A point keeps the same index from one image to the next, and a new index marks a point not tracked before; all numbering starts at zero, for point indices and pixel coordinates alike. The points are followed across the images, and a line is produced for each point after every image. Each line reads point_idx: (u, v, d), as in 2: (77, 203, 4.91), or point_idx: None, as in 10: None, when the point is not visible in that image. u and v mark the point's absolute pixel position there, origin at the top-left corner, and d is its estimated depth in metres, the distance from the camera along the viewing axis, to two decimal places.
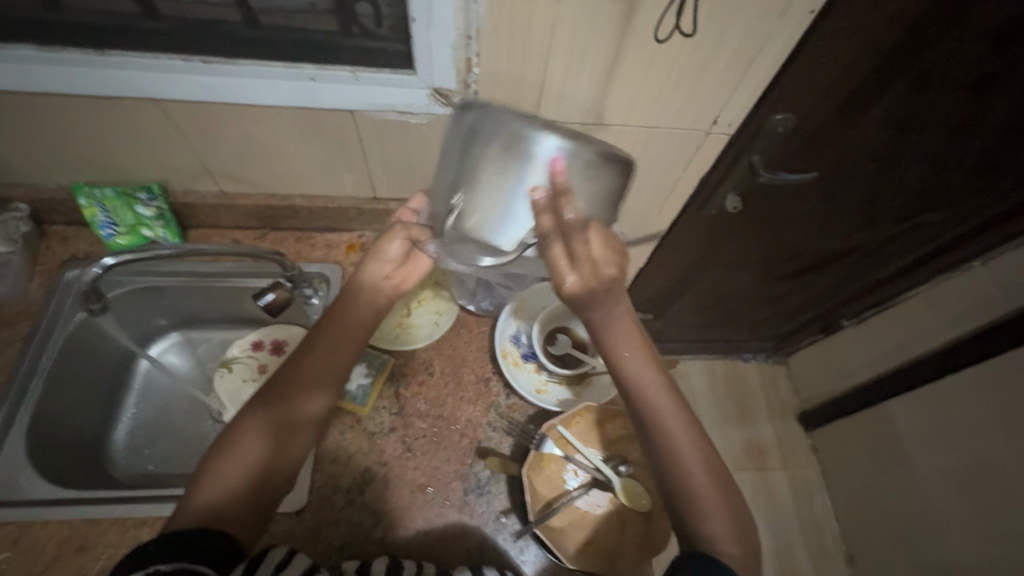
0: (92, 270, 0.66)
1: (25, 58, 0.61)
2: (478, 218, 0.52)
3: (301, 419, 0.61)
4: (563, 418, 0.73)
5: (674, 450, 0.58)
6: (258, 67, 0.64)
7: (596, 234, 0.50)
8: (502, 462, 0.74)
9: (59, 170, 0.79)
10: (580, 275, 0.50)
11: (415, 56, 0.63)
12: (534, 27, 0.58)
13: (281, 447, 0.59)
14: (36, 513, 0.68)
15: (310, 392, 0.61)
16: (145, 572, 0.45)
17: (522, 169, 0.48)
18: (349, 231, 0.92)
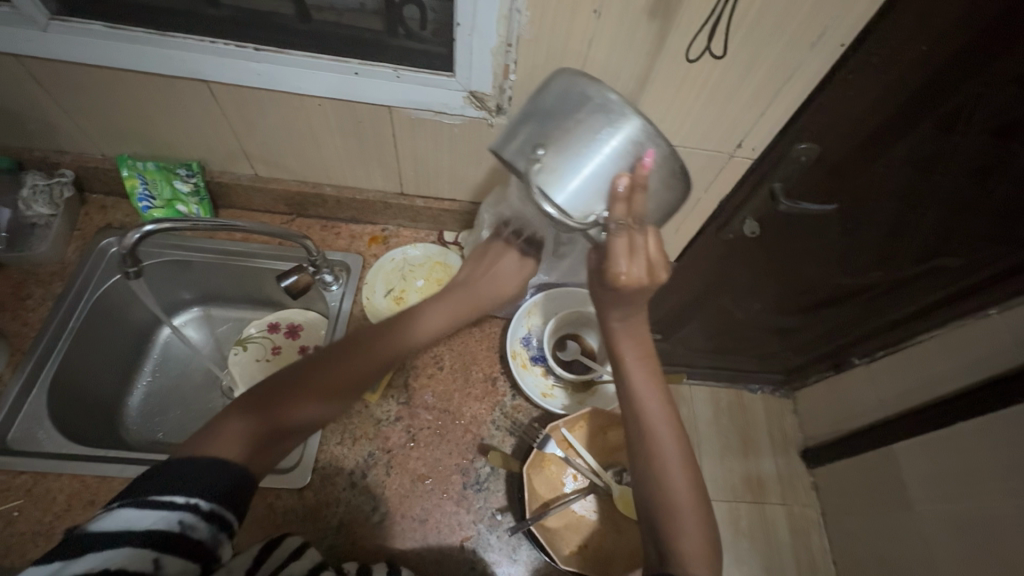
0: (133, 235, 0.67)
1: (90, 32, 0.64)
2: (555, 177, 0.48)
3: (298, 419, 0.58)
4: (567, 421, 0.72)
5: (657, 451, 0.59)
6: (306, 58, 0.66)
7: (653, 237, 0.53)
8: (503, 456, 0.75)
9: (106, 141, 0.83)
10: (633, 275, 0.53)
11: (456, 59, 0.65)
12: (572, 40, 0.60)
13: (263, 452, 0.54)
14: (49, 465, 0.70)
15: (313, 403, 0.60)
16: (187, 501, 0.46)
17: (617, 145, 0.48)
18: (373, 223, 0.95)
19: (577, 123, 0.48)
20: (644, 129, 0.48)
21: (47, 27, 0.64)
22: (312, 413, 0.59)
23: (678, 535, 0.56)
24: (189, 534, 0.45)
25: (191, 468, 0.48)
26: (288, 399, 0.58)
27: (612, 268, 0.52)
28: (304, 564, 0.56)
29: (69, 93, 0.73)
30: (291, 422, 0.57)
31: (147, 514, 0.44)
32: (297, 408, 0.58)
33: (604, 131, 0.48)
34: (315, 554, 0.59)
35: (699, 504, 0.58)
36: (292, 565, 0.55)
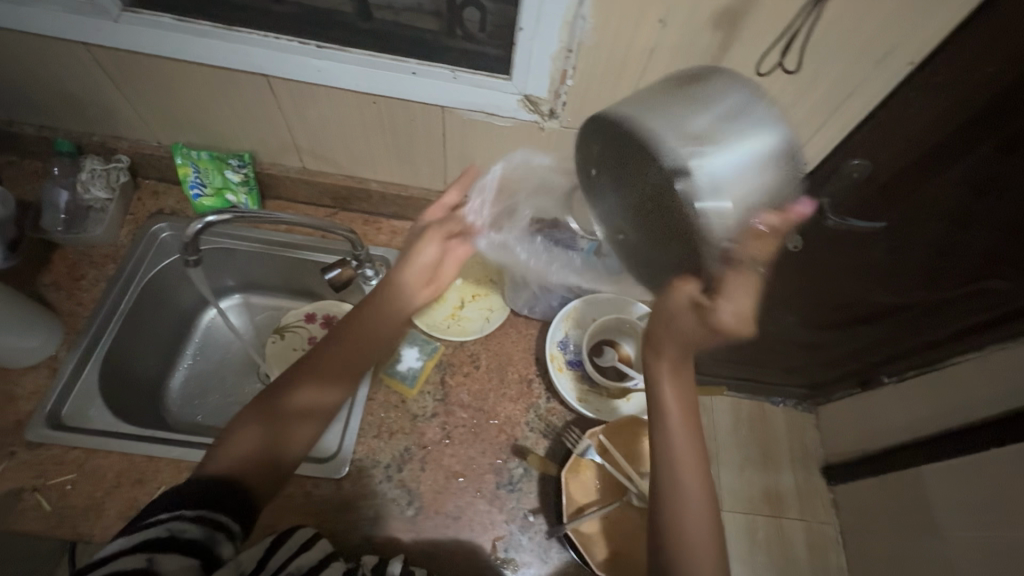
0: (195, 224, 0.69)
1: (160, 24, 0.66)
2: (706, 171, 0.47)
3: (292, 425, 0.62)
4: (606, 427, 0.73)
5: (677, 464, 0.61)
6: (366, 56, 0.67)
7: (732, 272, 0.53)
8: (542, 460, 0.77)
9: (163, 129, 0.85)
10: (713, 321, 0.57)
11: (514, 63, 0.65)
12: (634, 48, 0.60)
13: (276, 437, 0.60)
14: (98, 442, 0.72)
15: (301, 415, 0.62)
16: (169, 514, 0.49)
17: (766, 155, 0.49)
18: (414, 220, 0.96)
19: (735, 126, 0.48)
20: (790, 150, 0.49)
21: (119, 18, 0.66)
22: (311, 393, 0.63)
23: (686, 559, 0.57)
24: (180, 535, 0.47)
25: (174, 492, 0.51)
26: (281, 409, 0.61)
27: (713, 312, 0.55)
28: (313, 555, 0.58)
29: (133, 81, 0.75)
30: (280, 433, 0.60)
31: (134, 534, 0.47)
32: (285, 424, 0.61)
33: (757, 140, 0.49)
34: (325, 545, 0.60)
35: (711, 533, 0.59)
36: (303, 555, 0.58)
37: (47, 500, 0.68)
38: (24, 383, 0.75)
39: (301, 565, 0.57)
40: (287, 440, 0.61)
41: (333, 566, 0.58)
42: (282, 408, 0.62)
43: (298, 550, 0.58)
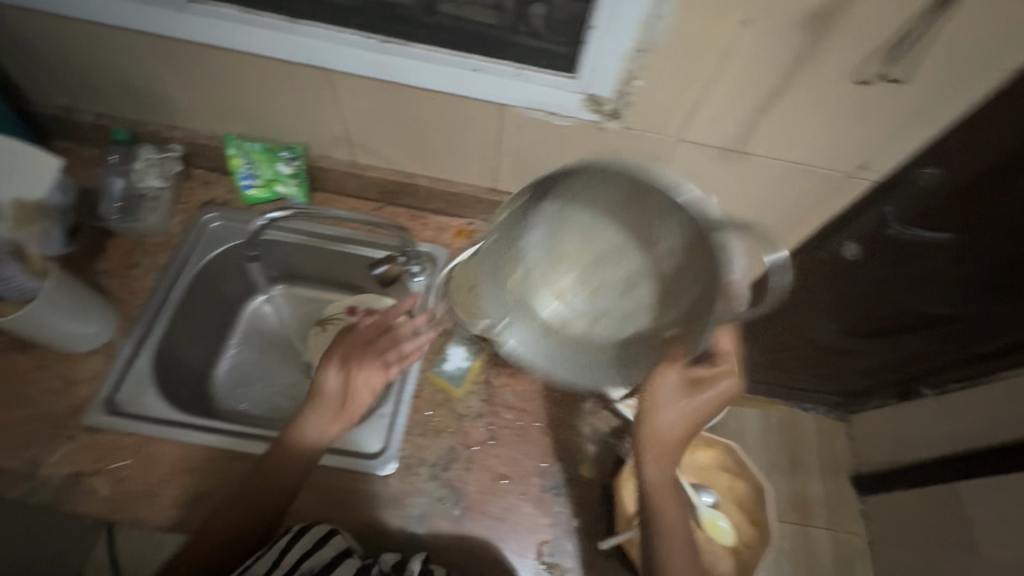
0: (259, 219, 0.81)
1: (224, 15, 0.66)
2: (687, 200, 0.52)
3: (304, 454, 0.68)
4: None
5: (663, 531, 0.62)
6: (426, 51, 0.66)
7: (725, 336, 0.63)
8: (592, 466, 0.76)
9: (216, 119, 0.85)
10: (701, 406, 0.61)
11: (581, 60, 0.63)
12: (708, 50, 0.58)
13: (261, 481, 0.65)
14: (155, 429, 0.73)
15: (330, 419, 0.70)
16: None
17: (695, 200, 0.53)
18: (460, 217, 0.95)
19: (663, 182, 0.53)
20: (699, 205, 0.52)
21: (186, 8, 0.66)
22: (305, 433, 0.68)
23: None
24: None
25: None
26: (269, 462, 0.67)
27: (716, 386, 0.61)
28: (330, 551, 0.61)
29: (193, 71, 0.76)
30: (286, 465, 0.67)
31: None
32: (268, 480, 0.66)
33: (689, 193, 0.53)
34: (339, 541, 0.62)
35: None
36: (316, 554, 0.60)
37: (103, 484, 0.69)
38: (82, 368, 0.76)
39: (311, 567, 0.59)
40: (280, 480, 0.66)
41: (342, 566, 0.59)
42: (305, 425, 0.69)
43: (310, 550, 0.61)
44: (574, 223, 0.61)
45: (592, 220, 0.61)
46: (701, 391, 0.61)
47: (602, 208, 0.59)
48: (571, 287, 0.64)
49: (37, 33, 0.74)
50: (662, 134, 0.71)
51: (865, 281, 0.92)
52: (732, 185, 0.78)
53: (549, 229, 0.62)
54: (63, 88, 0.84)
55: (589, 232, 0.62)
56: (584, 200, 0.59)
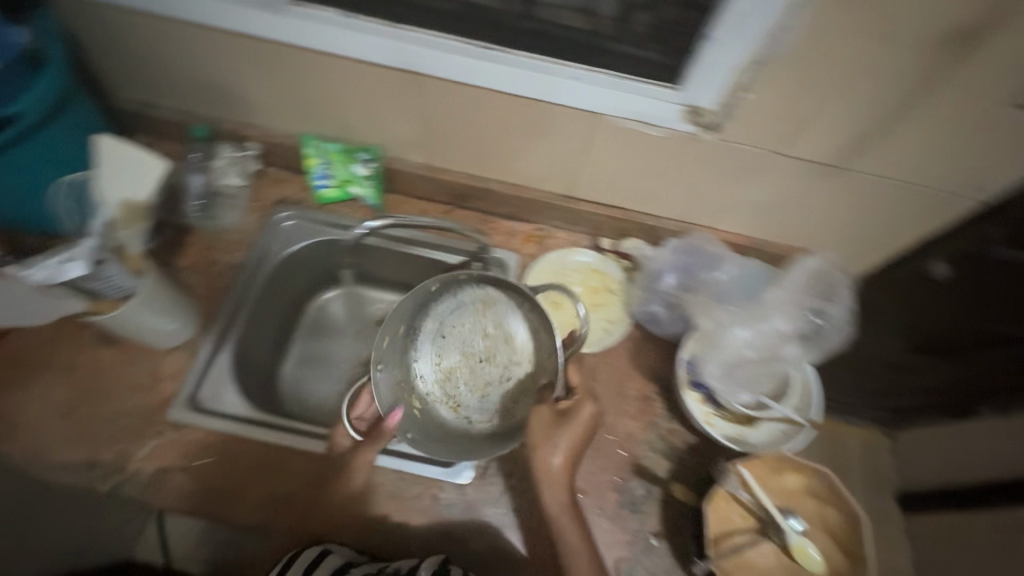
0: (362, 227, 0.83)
1: (322, 19, 0.65)
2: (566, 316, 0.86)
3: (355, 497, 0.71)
4: (744, 458, 0.67)
5: (568, 552, 0.65)
6: (528, 58, 0.65)
7: (575, 371, 0.77)
8: (686, 491, 0.74)
9: (295, 119, 0.85)
10: (570, 433, 0.68)
11: (688, 73, 0.62)
12: (830, 64, 0.57)
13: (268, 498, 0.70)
14: (236, 428, 0.75)
15: (366, 471, 0.69)
16: None
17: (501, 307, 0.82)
18: (530, 222, 0.93)
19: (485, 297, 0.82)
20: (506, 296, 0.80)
21: (284, 11, 0.65)
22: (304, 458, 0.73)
23: None
24: None
25: None
26: (328, 502, 0.71)
27: (578, 412, 0.70)
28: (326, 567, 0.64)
29: (279, 72, 0.76)
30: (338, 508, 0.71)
31: None
32: (328, 518, 0.71)
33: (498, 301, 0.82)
34: (337, 558, 0.66)
35: None
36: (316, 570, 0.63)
37: (191, 480, 0.71)
38: (167, 365, 0.78)
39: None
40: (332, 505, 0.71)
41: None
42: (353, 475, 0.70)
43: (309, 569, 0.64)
44: (460, 322, 0.83)
45: (476, 328, 0.83)
46: (565, 422, 0.69)
47: (476, 316, 0.83)
48: (433, 359, 0.82)
49: (128, 33, 0.75)
50: (760, 148, 0.69)
51: (936, 305, 0.79)
52: (820, 202, 0.76)
53: (444, 334, 0.83)
54: (144, 84, 0.85)
55: (473, 333, 0.83)
56: (461, 303, 0.83)
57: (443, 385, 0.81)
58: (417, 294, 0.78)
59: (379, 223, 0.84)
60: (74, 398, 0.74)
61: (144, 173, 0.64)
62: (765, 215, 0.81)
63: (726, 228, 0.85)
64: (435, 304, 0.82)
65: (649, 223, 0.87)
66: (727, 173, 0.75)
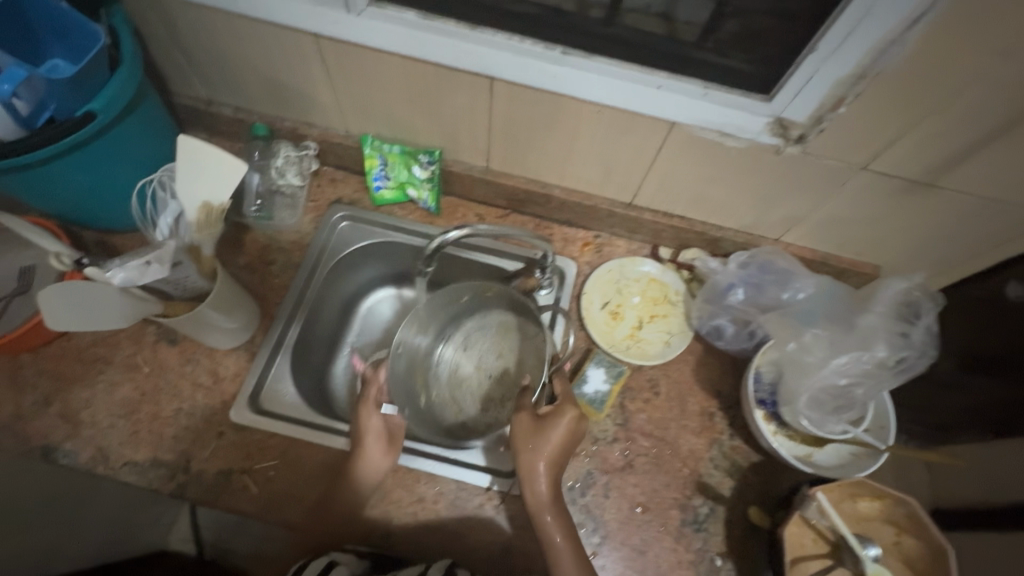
0: (451, 234, 0.63)
1: (403, 21, 0.65)
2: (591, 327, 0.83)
3: (376, 454, 0.69)
4: (824, 484, 0.65)
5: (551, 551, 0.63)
6: (612, 66, 0.64)
7: (559, 379, 0.70)
8: (760, 512, 0.70)
9: (358, 120, 0.84)
10: (553, 441, 0.65)
11: (784, 83, 0.61)
12: (939, 79, 0.54)
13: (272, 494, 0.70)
14: (283, 428, 0.74)
15: (373, 409, 0.70)
16: None
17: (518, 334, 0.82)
18: (587, 229, 0.92)
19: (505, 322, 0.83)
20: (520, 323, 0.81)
21: (362, 11, 0.65)
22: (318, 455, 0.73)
23: None
24: None
25: None
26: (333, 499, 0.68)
27: (556, 415, 0.66)
28: None
29: (346, 72, 0.75)
30: (362, 470, 0.67)
31: None
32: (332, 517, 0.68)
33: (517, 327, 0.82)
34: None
35: None
36: None
37: (254, 484, 0.71)
38: (228, 366, 0.78)
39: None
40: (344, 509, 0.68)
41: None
42: (366, 419, 0.69)
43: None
44: (481, 339, 0.85)
45: (493, 347, 0.85)
46: (546, 427, 0.65)
47: (496, 336, 0.85)
48: (451, 361, 0.85)
49: (195, 30, 0.74)
50: (842, 162, 0.66)
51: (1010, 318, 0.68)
52: (900, 220, 0.73)
53: (464, 346, 0.86)
54: (207, 81, 0.84)
55: (490, 351, 0.85)
56: (485, 324, 0.85)
57: (451, 387, 0.85)
58: (449, 297, 0.80)
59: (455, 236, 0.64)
60: (140, 395, 0.74)
61: (219, 180, 0.61)
62: (838, 230, 0.79)
63: (791, 242, 0.84)
64: (466, 317, 0.85)
65: (713, 234, 0.85)
66: (803, 188, 0.73)
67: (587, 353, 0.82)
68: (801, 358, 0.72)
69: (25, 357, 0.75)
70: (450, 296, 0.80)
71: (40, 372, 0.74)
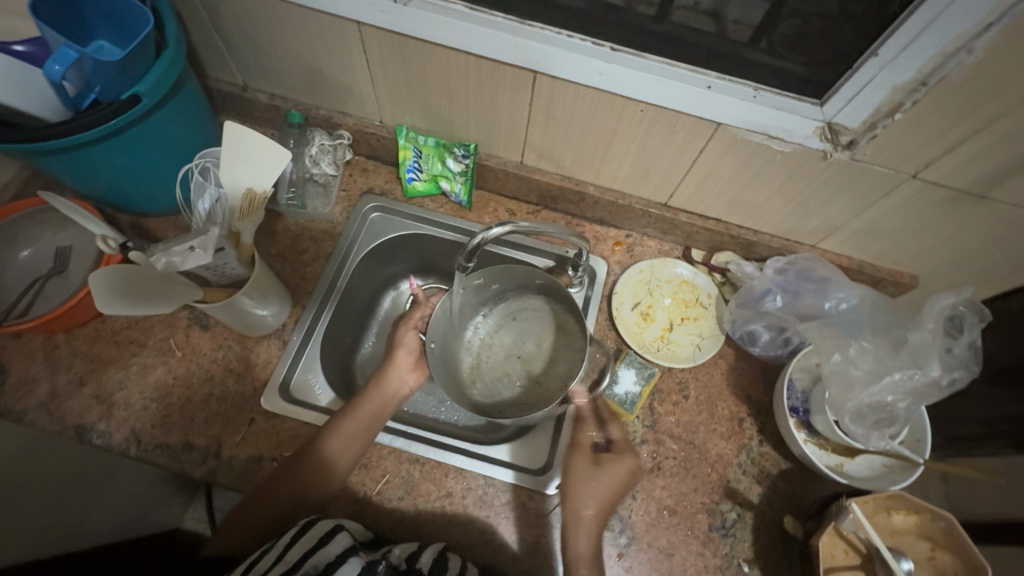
0: (497, 229, 0.63)
1: (450, 11, 0.64)
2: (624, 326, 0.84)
3: (404, 368, 0.78)
4: (861, 495, 0.64)
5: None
6: (662, 65, 0.63)
7: (618, 425, 0.73)
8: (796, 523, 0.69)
9: (394, 111, 0.84)
10: (608, 481, 0.68)
11: (839, 88, 0.59)
12: (1005, 90, 0.52)
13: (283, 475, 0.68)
14: (313, 417, 0.74)
15: (411, 328, 0.79)
16: None
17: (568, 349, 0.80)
18: (619, 228, 0.91)
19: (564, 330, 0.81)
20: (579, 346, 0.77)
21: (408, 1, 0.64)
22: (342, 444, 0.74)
23: None
24: None
25: None
26: (319, 454, 0.67)
27: (616, 457, 0.70)
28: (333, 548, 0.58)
29: (388, 62, 0.74)
30: (391, 379, 0.75)
31: None
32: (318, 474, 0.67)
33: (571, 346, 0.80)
34: (345, 538, 0.60)
35: None
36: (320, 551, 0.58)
37: None
38: (259, 353, 0.78)
39: (315, 564, 0.56)
40: (335, 479, 0.67)
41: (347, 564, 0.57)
42: (403, 335, 0.78)
43: (316, 545, 0.58)
44: (530, 322, 0.84)
45: (535, 336, 0.84)
46: (603, 468, 0.69)
47: (544, 327, 0.83)
48: (492, 325, 0.86)
49: (237, 16, 0.74)
50: (892, 169, 0.65)
51: None
52: (946, 234, 0.71)
53: (514, 320, 0.86)
54: (243, 66, 0.84)
55: (529, 339, 0.85)
56: (542, 311, 0.83)
57: (481, 347, 0.86)
58: (527, 274, 0.78)
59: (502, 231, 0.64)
60: (172, 378, 0.75)
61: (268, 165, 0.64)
62: (879, 240, 0.77)
63: (829, 248, 0.82)
64: (531, 295, 0.82)
65: (748, 238, 0.84)
66: (846, 195, 0.71)
67: (618, 354, 0.82)
68: (846, 371, 0.68)
69: (59, 337, 0.75)
70: (524, 273, 0.78)
71: (75, 353, 0.75)
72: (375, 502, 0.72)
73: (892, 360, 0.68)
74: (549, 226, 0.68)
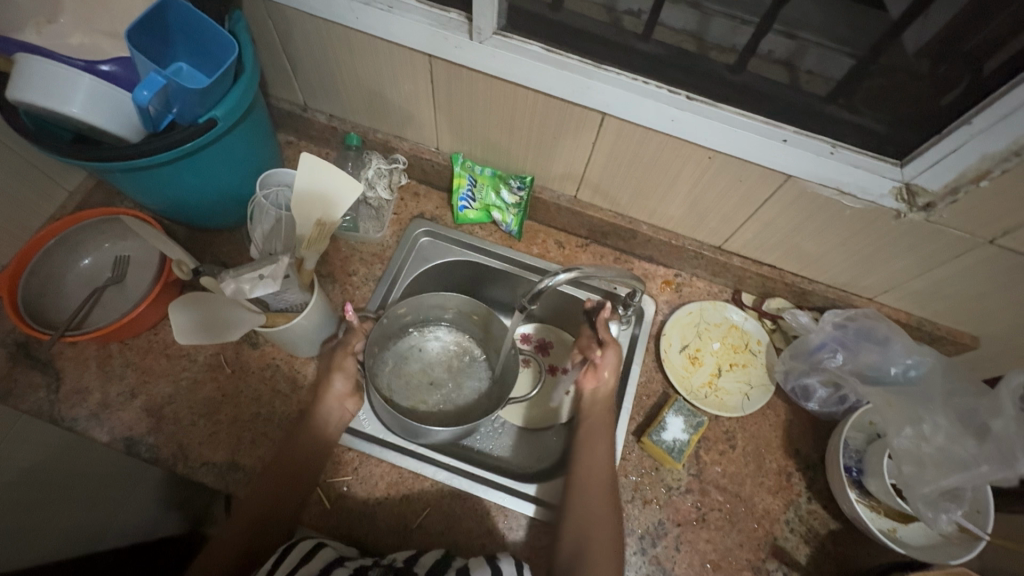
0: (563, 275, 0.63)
1: (527, 52, 0.64)
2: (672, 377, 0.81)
3: (341, 395, 0.73)
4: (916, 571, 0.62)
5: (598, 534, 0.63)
6: (737, 115, 0.62)
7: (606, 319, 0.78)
8: None
9: (451, 139, 0.84)
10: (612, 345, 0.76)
11: (923, 151, 0.58)
12: None
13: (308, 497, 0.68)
14: (368, 448, 0.74)
15: (348, 353, 0.73)
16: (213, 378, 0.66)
17: (474, 368, 0.87)
18: (668, 267, 0.90)
19: (468, 353, 0.88)
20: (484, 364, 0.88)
21: (485, 40, 0.64)
22: (388, 471, 0.74)
23: None
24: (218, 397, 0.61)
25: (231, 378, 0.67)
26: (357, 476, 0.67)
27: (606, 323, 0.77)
28: (316, 564, 0.59)
29: (453, 94, 0.75)
30: (330, 407, 0.71)
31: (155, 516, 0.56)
32: (295, 473, 0.67)
33: (473, 365, 0.88)
34: (329, 552, 0.61)
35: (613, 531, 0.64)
36: (303, 568, 0.58)
37: (326, 497, 0.72)
38: (307, 373, 0.78)
39: None
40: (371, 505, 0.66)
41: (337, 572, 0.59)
42: (341, 360, 0.73)
43: (300, 562, 0.59)
44: (438, 346, 0.88)
45: (441, 360, 0.87)
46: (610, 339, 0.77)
47: (449, 350, 0.88)
48: (407, 350, 0.86)
49: (308, 44, 0.75)
50: (967, 233, 0.63)
51: None
52: (1015, 300, 0.69)
53: (421, 350, 0.87)
54: (307, 89, 0.85)
55: (439, 363, 0.87)
56: (449, 339, 0.88)
57: (393, 376, 0.84)
58: (448, 300, 0.83)
59: (563, 278, 0.64)
60: (220, 395, 0.75)
61: (340, 199, 0.69)
62: (942, 300, 0.74)
63: (887, 302, 0.80)
64: (442, 321, 0.88)
65: (803, 286, 0.82)
66: (912, 256, 0.70)
67: (666, 399, 0.80)
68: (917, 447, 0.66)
69: (114, 346, 0.76)
70: (445, 300, 0.83)
71: (128, 363, 0.76)
72: (415, 537, 0.70)
73: (974, 453, 0.63)
74: (620, 273, 0.68)
